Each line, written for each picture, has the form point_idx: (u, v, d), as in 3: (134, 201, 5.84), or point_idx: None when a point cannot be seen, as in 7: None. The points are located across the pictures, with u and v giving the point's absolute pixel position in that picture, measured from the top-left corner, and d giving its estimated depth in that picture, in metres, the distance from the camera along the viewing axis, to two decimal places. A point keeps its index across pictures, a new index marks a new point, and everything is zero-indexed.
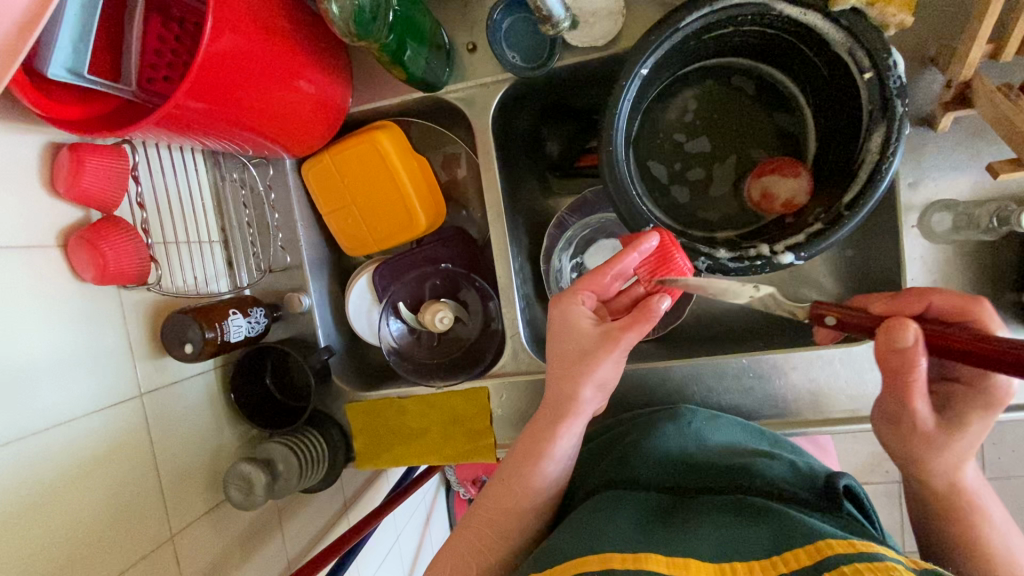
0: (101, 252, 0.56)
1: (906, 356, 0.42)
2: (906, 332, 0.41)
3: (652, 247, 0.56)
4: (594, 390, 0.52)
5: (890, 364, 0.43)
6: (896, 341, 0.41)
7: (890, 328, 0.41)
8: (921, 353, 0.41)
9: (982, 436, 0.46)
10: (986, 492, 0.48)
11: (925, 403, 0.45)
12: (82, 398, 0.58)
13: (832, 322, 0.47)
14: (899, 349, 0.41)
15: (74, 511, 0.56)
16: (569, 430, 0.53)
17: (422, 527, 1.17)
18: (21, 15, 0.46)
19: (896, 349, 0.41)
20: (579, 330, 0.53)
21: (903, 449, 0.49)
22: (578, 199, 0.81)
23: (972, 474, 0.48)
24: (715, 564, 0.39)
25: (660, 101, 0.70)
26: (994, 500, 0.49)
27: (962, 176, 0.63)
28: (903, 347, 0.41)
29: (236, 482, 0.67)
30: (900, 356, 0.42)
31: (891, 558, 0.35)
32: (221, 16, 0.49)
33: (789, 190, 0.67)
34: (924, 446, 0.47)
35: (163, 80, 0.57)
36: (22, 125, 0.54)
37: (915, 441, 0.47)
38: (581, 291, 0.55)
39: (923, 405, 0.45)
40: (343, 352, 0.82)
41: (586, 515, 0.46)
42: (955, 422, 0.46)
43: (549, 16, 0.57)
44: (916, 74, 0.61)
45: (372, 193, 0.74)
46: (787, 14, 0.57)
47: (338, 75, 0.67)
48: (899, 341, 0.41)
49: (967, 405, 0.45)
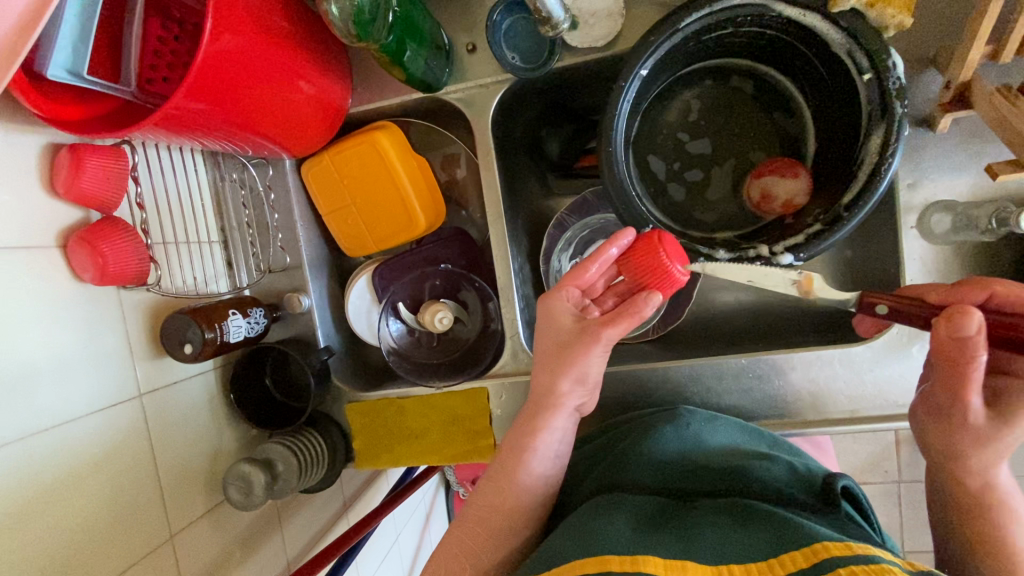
0: (100, 252, 0.56)
1: (966, 346, 0.41)
2: (969, 321, 0.40)
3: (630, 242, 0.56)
4: (572, 384, 0.53)
5: (948, 354, 0.43)
6: (959, 330, 0.41)
7: (952, 317, 0.41)
8: (982, 345, 0.41)
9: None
10: (1020, 492, 0.48)
11: (979, 397, 0.45)
12: (82, 399, 0.58)
13: (883, 310, 0.50)
14: (961, 338, 0.41)
15: (74, 511, 0.56)
16: (549, 426, 0.53)
17: (422, 526, 1.18)
18: (20, 16, 0.46)
19: (958, 338, 0.41)
20: (558, 324, 0.54)
21: (943, 444, 0.49)
22: (578, 200, 0.81)
23: (1007, 474, 0.48)
24: (714, 566, 0.39)
25: (660, 102, 0.70)
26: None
27: (961, 177, 0.63)
28: (965, 337, 0.41)
29: (236, 483, 0.67)
30: (959, 346, 0.42)
31: (888, 560, 0.35)
32: (221, 18, 0.49)
33: (788, 190, 0.66)
34: (964, 440, 0.47)
35: (162, 80, 0.57)
36: (22, 126, 0.54)
37: (962, 438, 0.47)
38: (569, 286, 0.56)
39: (978, 399, 0.45)
40: (344, 352, 0.82)
41: (585, 517, 0.46)
42: (1006, 416, 0.46)
43: (548, 18, 0.57)
44: (915, 75, 0.61)
45: (371, 193, 0.74)
46: (787, 15, 0.57)
47: (338, 74, 0.67)
48: (962, 329, 0.41)
49: (1018, 398, 0.46)
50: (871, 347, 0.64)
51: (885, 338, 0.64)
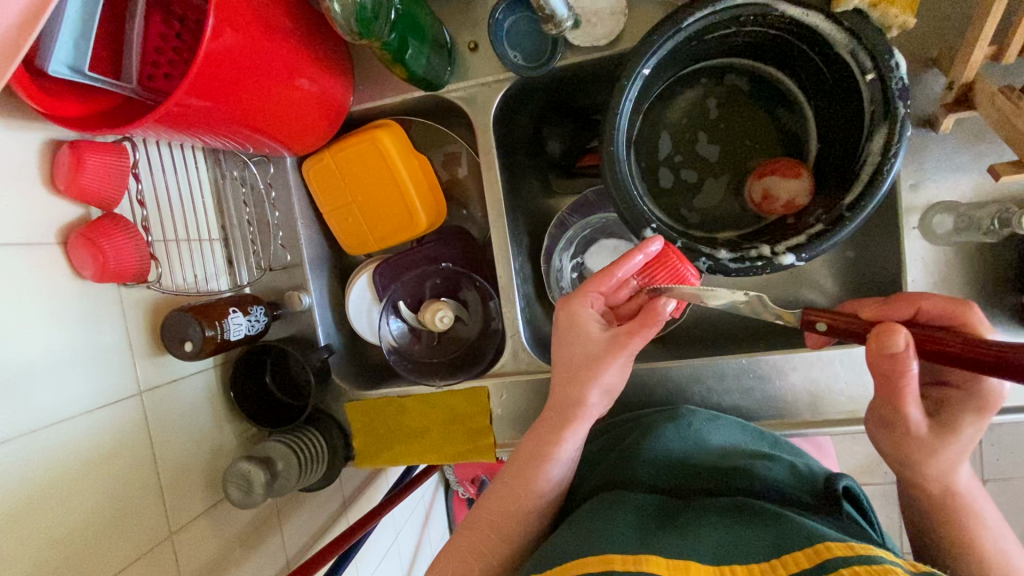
0: (100, 248, 0.56)
1: (897, 361, 0.41)
2: (896, 338, 0.40)
3: (654, 251, 0.57)
4: (600, 395, 0.53)
5: (882, 369, 0.43)
6: (886, 347, 0.41)
7: (879, 335, 0.41)
8: (912, 358, 0.41)
9: (979, 435, 0.46)
10: (980, 491, 0.48)
11: (916, 408, 0.45)
12: (82, 396, 0.58)
13: (824, 328, 0.48)
14: (890, 354, 0.41)
15: (73, 510, 0.56)
16: (572, 434, 0.53)
17: (422, 525, 1.18)
18: (22, 11, 0.46)
19: (887, 354, 0.41)
20: (586, 334, 0.53)
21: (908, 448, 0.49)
22: (579, 199, 0.81)
23: (966, 475, 0.48)
24: (715, 566, 0.39)
25: (661, 101, 0.70)
26: (987, 498, 0.48)
27: (964, 177, 0.63)
28: (893, 352, 0.41)
29: (235, 481, 0.67)
30: (891, 361, 0.42)
31: (890, 560, 0.35)
32: (222, 14, 0.49)
33: (788, 191, 0.65)
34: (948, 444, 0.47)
35: (163, 76, 0.57)
36: (22, 122, 0.54)
37: (908, 444, 0.47)
38: (590, 292, 0.55)
39: (916, 410, 0.45)
40: (343, 351, 0.82)
41: (586, 518, 0.46)
42: (948, 425, 0.46)
43: (552, 15, 0.56)
44: (918, 74, 0.61)
45: (372, 191, 0.74)
46: (789, 15, 0.57)
47: (339, 73, 0.67)
48: (890, 346, 0.41)
49: (957, 408, 0.46)
50: None
51: None
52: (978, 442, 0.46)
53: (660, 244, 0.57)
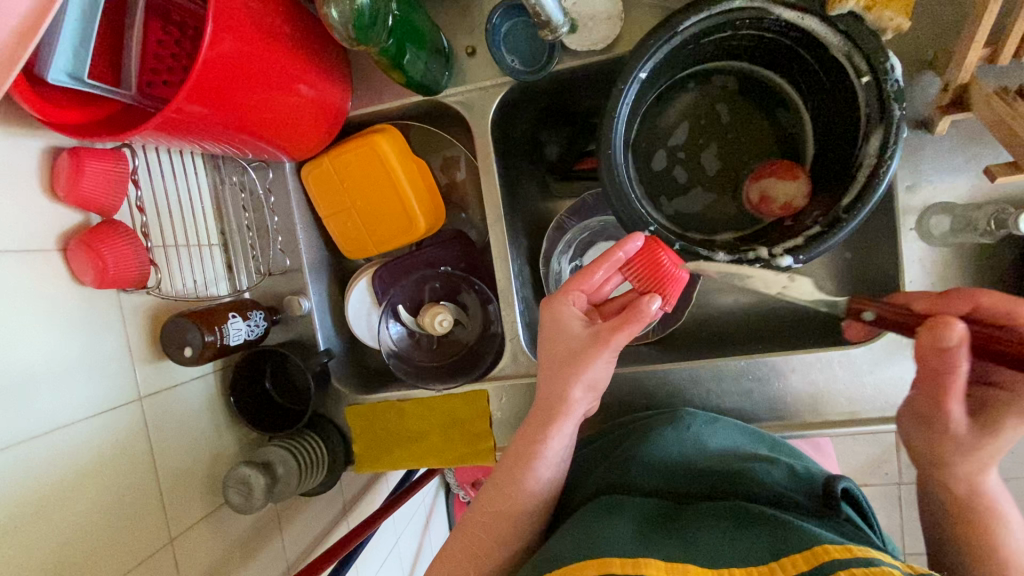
0: (100, 256, 0.56)
1: (947, 356, 0.41)
2: (951, 332, 0.40)
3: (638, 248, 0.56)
4: (584, 391, 0.53)
5: (929, 362, 0.43)
6: (940, 340, 0.41)
7: (935, 327, 0.41)
8: (963, 355, 0.41)
9: (1015, 442, 0.46)
10: (1007, 495, 0.48)
11: (960, 406, 0.45)
12: (82, 403, 0.58)
13: (871, 316, 0.51)
14: (942, 348, 0.41)
15: (74, 515, 0.56)
16: (560, 432, 0.53)
17: (422, 527, 1.18)
18: (21, 18, 0.46)
19: (939, 348, 0.41)
20: (569, 330, 0.54)
21: (928, 449, 0.49)
22: (578, 202, 0.81)
23: (994, 479, 0.48)
24: (715, 568, 0.39)
25: (658, 105, 0.71)
26: (1014, 505, 0.48)
27: (960, 178, 0.63)
28: (946, 347, 0.41)
29: (236, 485, 0.67)
30: (940, 355, 0.42)
31: (889, 563, 0.35)
32: (220, 22, 0.49)
33: (787, 193, 0.66)
34: (951, 447, 0.47)
35: (162, 83, 0.58)
36: (22, 130, 0.54)
37: (947, 444, 0.47)
38: (571, 291, 0.56)
39: (957, 408, 0.45)
40: (344, 355, 0.83)
41: (586, 520, 0.46)
42: (989, 426, 0.46)
43: (547, 21, 0.57)
44: (912, 78, 0.61)
45: (372, 196, 0.74)
46: (785, 18, 0.57)
47: (338, 78, 0.68)
48: (943, 340, 0.41)
49: (1002, 409, 0.46)
50: (870, 349, 0.64)
51: (886, 340, 0.64)
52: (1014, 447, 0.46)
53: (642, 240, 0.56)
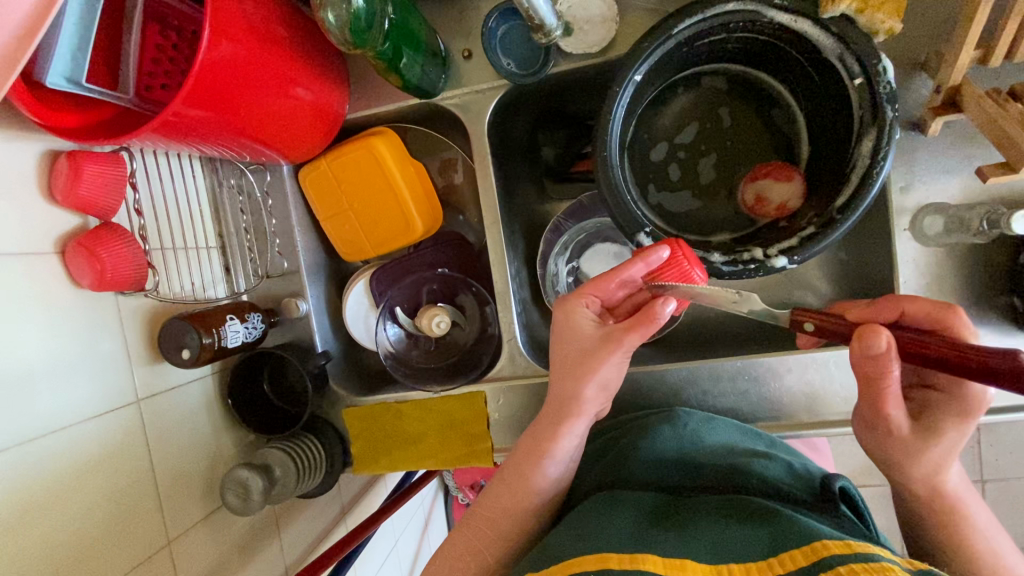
0: (98, 258, 0.57)
1: (880, 362, 0.42)
2: (878, 339, 0.41)
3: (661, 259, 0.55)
4: (597, 389, 0.53)
5: (864, 370, 0.43)
6: (870, 348, 0.41)
7: (862, 335, 0.41)
8: (893, 361, 0.41)
9: (958, 444, 0.46)
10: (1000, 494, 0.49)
11: (900, 411, 0.45)
12: (81, 405, 0.58)
13: (812, 328, 0.48)
14: (873, 355, 0.41)
15: (72, 518, 0.56)
16: (571, 431, 0.53)
17: (421, 530, 1.18)
18: (20, 23, 0.46)
19: (869, 355, 0.41)
20: (579, 331, 0.54)
21: (882, 451, 0.48)
22: (573, 204, 0.81)
23: (955, 479, 0.48)
24: (713, 565, 0.39)
25: (654, 107, 0.71)
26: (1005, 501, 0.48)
27: (952, 179, 0.64)
28: (876, 354, 0.41)
29: (233, 487, 0.67)
30: (874, 362, 0.42)
31: (887, 558, 0.36)
32: (219, 25, 0.49)
33: (782, 194, 0.67)
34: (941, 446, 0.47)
35: (161, 87, 0.58)
36: (21, 133, 0.55)
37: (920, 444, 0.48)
38: (587, 293, 0.56)
39: (898, 413, 0.45)
40: (341, 357, 0.83)
41: (583, 517, 0.46)
42: (932, 427, 0.46)
43: (542, 25, 0.57)
44: (904, 80, 0.62)
45: (369, 198, 0.75)
46: (778, 21, 0.58)
47: (336, 82, 0.68)
48: (872, 348, 0.41)
49: (938, 411, 0.46)
50: None
51: None
52: (963, 446, 0.46)
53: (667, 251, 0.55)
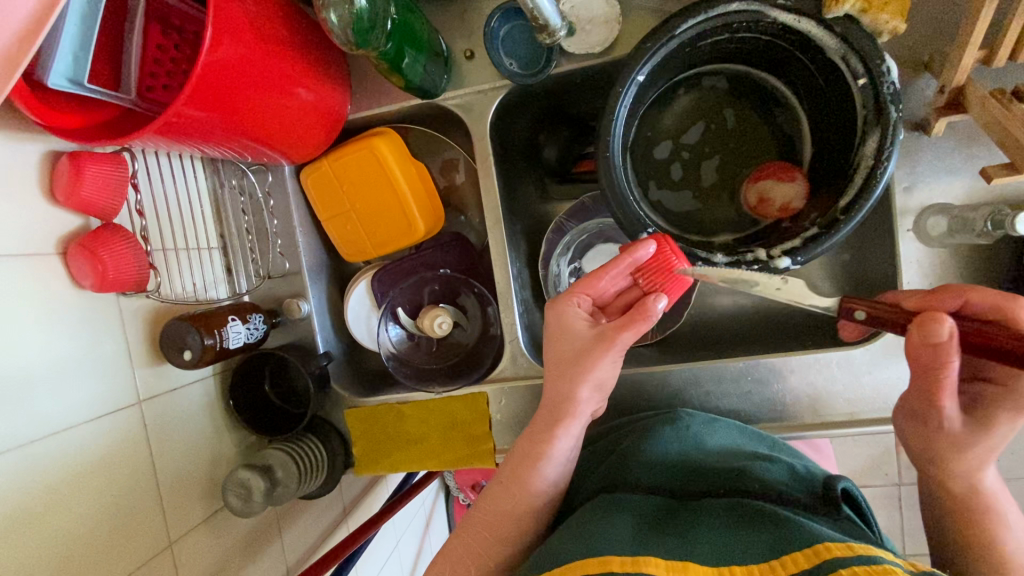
0: (100, 259, 0.56)
1: (939, 351, 0.41)
2: (941, 328, 0.40)
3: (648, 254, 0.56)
4: (591, 391, 0.53)
5: (921, 359, 0.43)
6: (930, 337, 0.40)
7: (923, 324, 0.40)
8: (954, 350, 0.41)
9: (1008, 438, 0.46)
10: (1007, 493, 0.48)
11: (953, 404, 0.45)
12: (82, 406, 0.58)
13: (862, 316, 0.48)
14: (933, 344, 0.41)
15: (73, 520, 0.56)
16: (566, 433, 0.53)
17: (422, 531, 1.18)
18: (21, 25, 0.46)
19: (930, 344, 0.41)
20: (574, 331, 0.54)
21: (926, 446, 0.49)
22: (577, 205, 0.81)
23: (993, 475, 0.48)
24: (715, 567, 0.39)
25: (656, 107, 0.71)
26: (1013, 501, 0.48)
27: (956, 179, 0.63)
28: (936, 343, 0.40)
29: (235, 489, 0.67)
30: (932, 351, 0.41)
31: (890, 561, 0.36)
32: (221, 26, 0.49)
33: (784, 195, 0.67)
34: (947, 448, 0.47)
35: (162, 87, 0.58)
36: (22, 134, 0.55)
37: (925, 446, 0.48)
38: (577, 293, 0.56)
39: (951, 405, 0.45)
40: (343, 358, 0.83)
41: (586, 519, 0.46)
42: (984, 421, 0.46)
43: (545, 25, 0.57)
44: (908, 80, 0.61)
45: (371, 199, 0.75)
46: (781, 21, 0.57)
47: (338, 83, 0.68)
48: (934, 336, 0.40)
49: (998, 403, 0.46)
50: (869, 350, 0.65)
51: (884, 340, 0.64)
52: (1009, 443, 0.46)
53: (654, 245, 0.56)
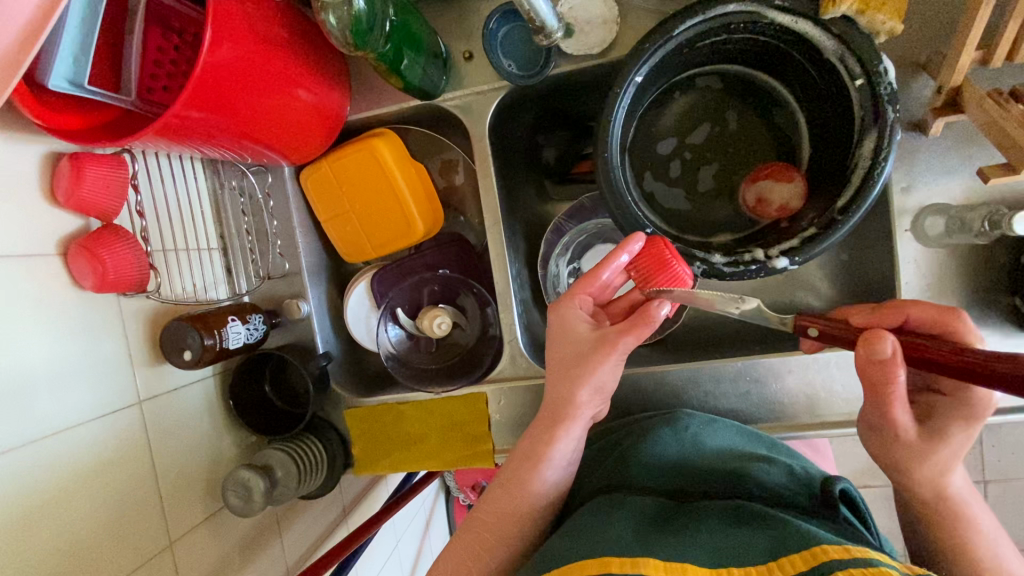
0: (100, 260, 0.57)
1: (886, 369, 0.42)
2: (884, 344, 0.41)
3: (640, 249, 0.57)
4: (591, 394, 0.53)
5: (870, 377, 0.43)
6: (875, 353, 0.41)
7: (868, 340, 0.41)
8: (899, 365, 0.41)
9: (965, 446, 0.46)
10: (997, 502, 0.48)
11: (907, 414, 0.45)
12: (82, 407, 0.58)
13: (816, 332, 0.48)
14: (878, 361, 0.41)
15: (72, 520, 0.56)
16: (567, 435, 0.53)
17: (422, 532, 1.17)
18: (21, 28, 0.47)
19: (875, 361, 0.41)
20: (576, 334, 0.55)
21: (888, 454, 0.49)
22: (574, 206, 0.81)
23: (960, 482, 0.48)
24: (712, 568, 0.39)
25: (654, 108, 0.71)
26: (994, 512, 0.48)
27: (954, 180, 0.63)
28: (881, 360, 0.41)
29: (235, 489, 0.67)
30: (879, 369, 0.42)
31: (886, 563, 0.36)
32: (220, 29, 0.49)
33: (783, 195, 0.67)
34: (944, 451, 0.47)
35: (162, 89, 0.59)
36: (22, 136, 0.55)
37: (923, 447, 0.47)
38: (578, 294, 0.57)
39: (905, 415, 0.45)
40: (343, 358, 0.83)
41: (584, 520, 0.46)
42: (969, 425, 0.45)
43: (543, 26, 0.57)
44: (905, 81, 0.62)
45: (371, 200, 0.75)
46: (778, 22, 0.58)
47: (337, 84, 0.68)
48: (878, 352, 0.41)
49: (946, 414, 0.46)
50: None
51: None
52: (968, 449, 0.46)
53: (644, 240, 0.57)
